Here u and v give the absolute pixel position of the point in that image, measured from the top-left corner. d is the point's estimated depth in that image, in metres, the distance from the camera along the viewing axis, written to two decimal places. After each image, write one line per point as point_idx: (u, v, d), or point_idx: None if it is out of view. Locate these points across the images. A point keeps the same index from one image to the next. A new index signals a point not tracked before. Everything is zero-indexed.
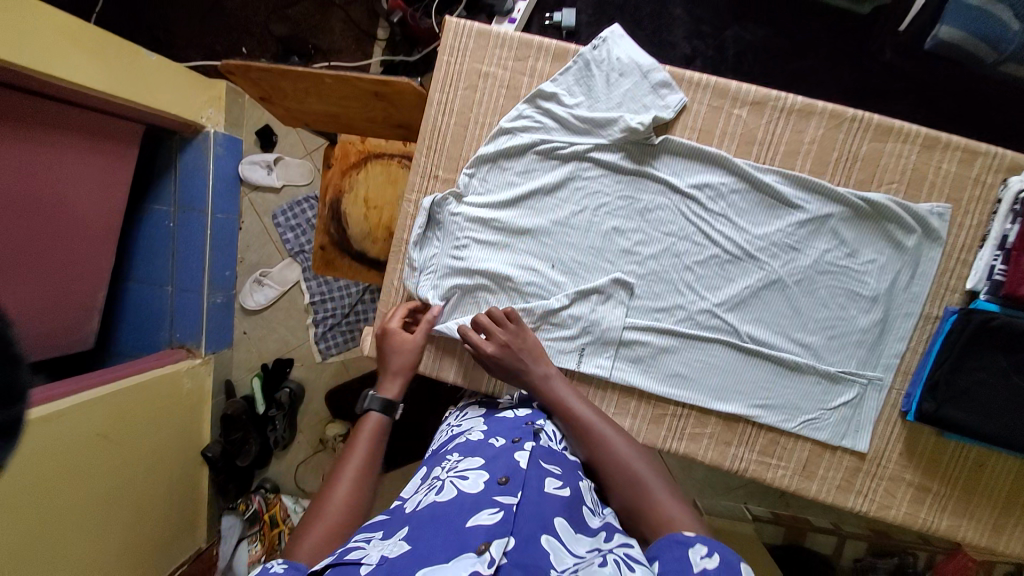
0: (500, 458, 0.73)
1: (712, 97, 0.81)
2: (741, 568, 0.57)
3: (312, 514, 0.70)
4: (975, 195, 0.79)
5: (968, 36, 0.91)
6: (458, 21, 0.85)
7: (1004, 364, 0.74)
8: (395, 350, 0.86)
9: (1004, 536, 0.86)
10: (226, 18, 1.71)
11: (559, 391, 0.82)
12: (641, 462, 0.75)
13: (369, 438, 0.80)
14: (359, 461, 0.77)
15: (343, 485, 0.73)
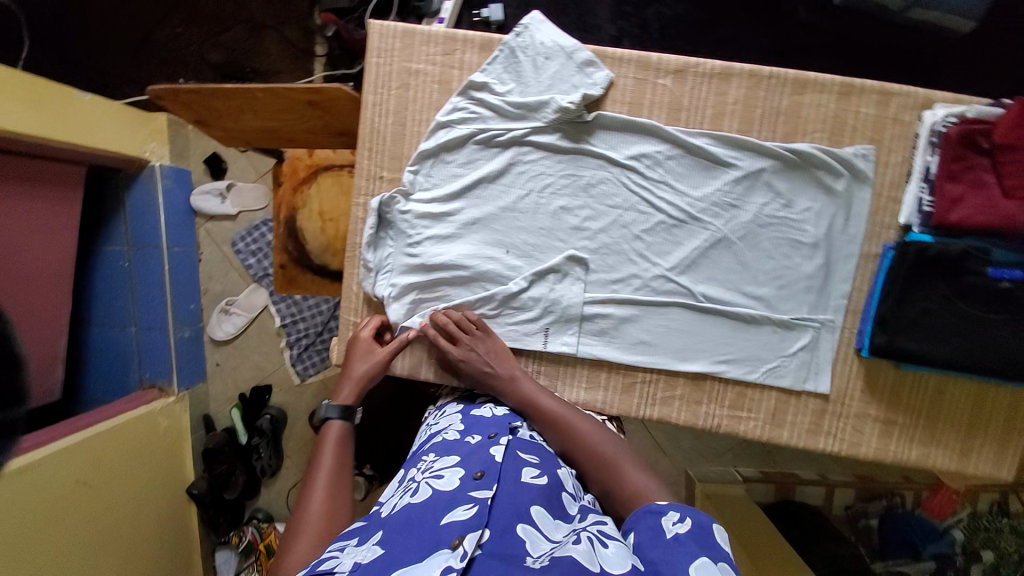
0: (476, 454, 0.74)
1: (637, 69, 0.83)
2: (712, 528, 0.62)
3: (292, 530, 0.68)
4: (895, 134, 0.83)
5: None
6: (383, 23, 0.86)
7: (947, 290, 0.78)
8: (359, 360, 0.86)
9: (971, 458, 0.90)
10: (158, 50, 1.68)
11: (526, 387, 0.84)
12: (612, 445, 0.78)
13: (335, 441, 0.80)
14: (330, 465, 0.76)
15: (318, 494, 0.72)
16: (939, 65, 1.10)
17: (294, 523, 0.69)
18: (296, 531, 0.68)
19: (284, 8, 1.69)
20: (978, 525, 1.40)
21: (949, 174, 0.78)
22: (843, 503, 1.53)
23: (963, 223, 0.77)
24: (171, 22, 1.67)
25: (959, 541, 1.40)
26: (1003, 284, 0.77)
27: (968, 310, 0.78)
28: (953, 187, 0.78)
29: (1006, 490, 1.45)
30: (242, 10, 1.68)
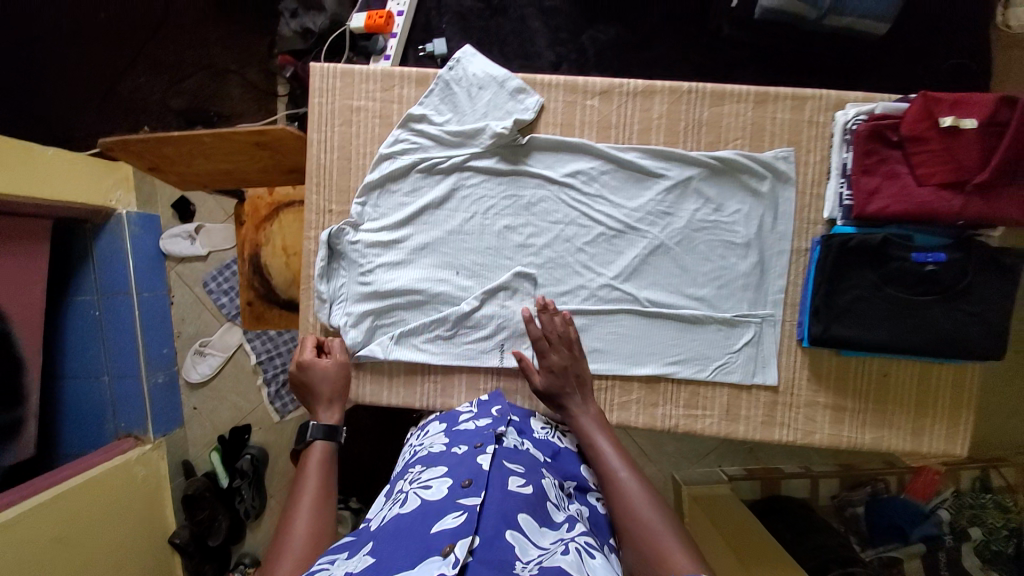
0: (463, 463, 0.72)
1: (565, 93, 0.88)
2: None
3: (274, 554, 0.66)
4: (813, 135, 0.87)
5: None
6: (323, 64, 0.90)
7: (873, 277, 0.81)
8: (316, 380, 0.87)
9: (924, 436, 0.91)
10: (120, 101, 1.72)
11: (588, 428, 0.80)
12: (657, 509, 0.69)
13: (319, 463, 0.79)
14: (315, 487, 0.75)
15: (303, 515, 0.70)
16: (860, 67, 1.17)
17: (277, 547, 0.66)
18: (281, 553, 0.65)
19: (244, 53, 1.74)
20: (962, 504, 1.37)
21: (863, 169, 0.81)
22: (829, 493, 1.54)
23: (882, 213, 0.80)
24: (134, 72, 1.71)
25: (945, 521, 1.35)
26: (928, 267, 0.80)
27: (897, 294, 0.81)
28: (868, 179, 0.81)
29: (987, 466, 1.45)
30: (202, 57, 1.73)
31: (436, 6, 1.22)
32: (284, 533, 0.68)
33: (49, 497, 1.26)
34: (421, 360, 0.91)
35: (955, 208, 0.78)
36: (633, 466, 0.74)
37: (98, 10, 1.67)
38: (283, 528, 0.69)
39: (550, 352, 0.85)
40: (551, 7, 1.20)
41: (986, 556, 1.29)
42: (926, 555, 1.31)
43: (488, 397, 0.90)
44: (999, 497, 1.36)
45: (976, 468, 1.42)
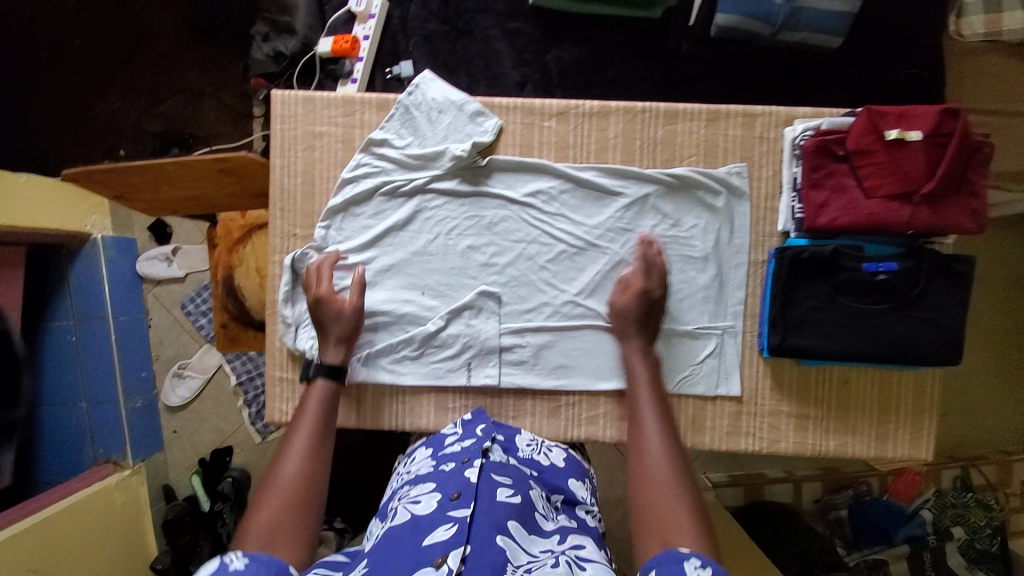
0: (452, 477, 0.75)
1: (522, 115, 0.91)
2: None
3: (262, 489, 0.72)
4: (765, 150, 0.90)
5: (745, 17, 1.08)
6: (284, 92, 0.91)
7: (827, 287, 0.83)
8: (329, 317, 0.85)
9: (889, 442, 0.92)
10: (96, 127, 1.72)
11: (637, 380, 0.84)
12: (675, 475, 0.72)
13: (318, 408, 0.81)
14: (310, 434, 0.78)
15: (293, 461, 0.75)
16: (819, 78, 1.21)
17: (265, 485, 0.72)
18: (265, 490, 0.71)
19: (219, 76, 1.75)
20: (945, 503, 1.48)
21: (812, 183, 0.83)
22: (813, 497, 1.56)
23: (832, 225, 0.82)
24: (108, 98, 1.73)
25: (928, 521, 1.43)
26: (880, 276, 0.81)
27: (851, 304, 0.83)
28: (817, 193, 0.83)
29: (967, 465, 1.55)
30: (177, 81, 1.74)
31: (402, 29, 1.25)
32: (273, 475, 0.73)
33: (26, 527, 1.25)
34: (389, 381, 0.91)
35: (904, 218, 0.80)
36: (667, 433, 0.77)
37: (70, 37, 1.68)
38: (273, 469, 0.74)
39: (648, 274, 0.86)
40: (515, 28, 1.23)
41: (970, 554, 1.41)
42: (912, 555, 1.37)
43: (471, 416, 0.90)
44: (979, 494, 1.50)
45: (956, 468, 1.54)
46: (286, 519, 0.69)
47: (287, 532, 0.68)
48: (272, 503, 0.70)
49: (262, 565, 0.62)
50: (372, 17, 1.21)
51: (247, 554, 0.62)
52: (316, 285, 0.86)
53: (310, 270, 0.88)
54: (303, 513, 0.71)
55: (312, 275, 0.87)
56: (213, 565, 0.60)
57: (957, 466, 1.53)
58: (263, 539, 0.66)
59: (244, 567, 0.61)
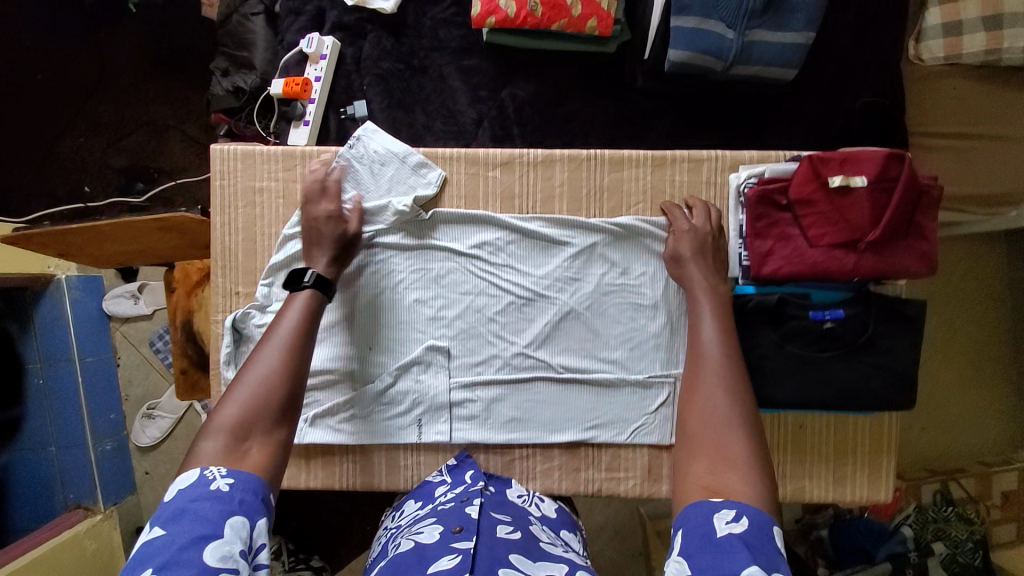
0: (453, 512, 0.75)
1: (465, 166, 0.90)
2: (773, 531, 0.57)
3: (232, 390, 0.68)
4: (711, 196, 0.89)
5: (694, 53, 1.05)
6: (223, 148, 0.91)
7: (775, 336, 0.82)
8: (326, 232, 0.83)
9: (847, 485, 0.90)
10: (60, 164, 1.67)
11: (695, 308, 0.80)
12: (733, 408, 0.69)
13: (298, 314, 0.76)
14: (286, 337, 0.73)
15: (267, 364, 0.70)
16: (779, 106, 1.20)
17: (235, 386, 0.69)
18: (235, 392, 0.68)
19: (182, 108, 1.70)
20: (926, 518, 1.39)
21: (756, 232, 0.82)
22: (794, 516, 1.53)
23: (776, 275, 0.81)
24: (73, 132, 1.67)
25: (909, 538, 1.35)
26: (826, 325, 0.81)
27: (800, 352, 0.82)
28: (760, 243, 0.82)
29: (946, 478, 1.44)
30: (140, 115, 1.68)
31: (356, 69, 1.22)
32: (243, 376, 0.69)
33: None
34: (337, 441, 0.89)
35: (848, 267, 0.79)
36: (731, 368, 0.73)
37: (33, 72, 1.65)
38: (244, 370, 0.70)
39: (692, 211, 0.86)
40: (470, 65, 1.21)
41: (952, 569, 1.34)
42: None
43: (458, 460, 0.89)
44: (959, 509, 1.40)
45: (936, 481, 1.43)
46: (260, 425, 0.66)
47: (261, 438, 0.66)
48: (243, 406, 0.67)
49: (246, 481, 0.61)
50: (323, 58, 1.19)
51: (229, 472, 0.60)
52: (316, 201, 0.84)
53: (307, 186, 0.86)
54: (278, 420, 0.68)
55: (309, 191, 0.85)
56: (188, 478, 0.59)
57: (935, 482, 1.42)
58: (234, 440, 0.64)
59: (228, 489, 0.59)
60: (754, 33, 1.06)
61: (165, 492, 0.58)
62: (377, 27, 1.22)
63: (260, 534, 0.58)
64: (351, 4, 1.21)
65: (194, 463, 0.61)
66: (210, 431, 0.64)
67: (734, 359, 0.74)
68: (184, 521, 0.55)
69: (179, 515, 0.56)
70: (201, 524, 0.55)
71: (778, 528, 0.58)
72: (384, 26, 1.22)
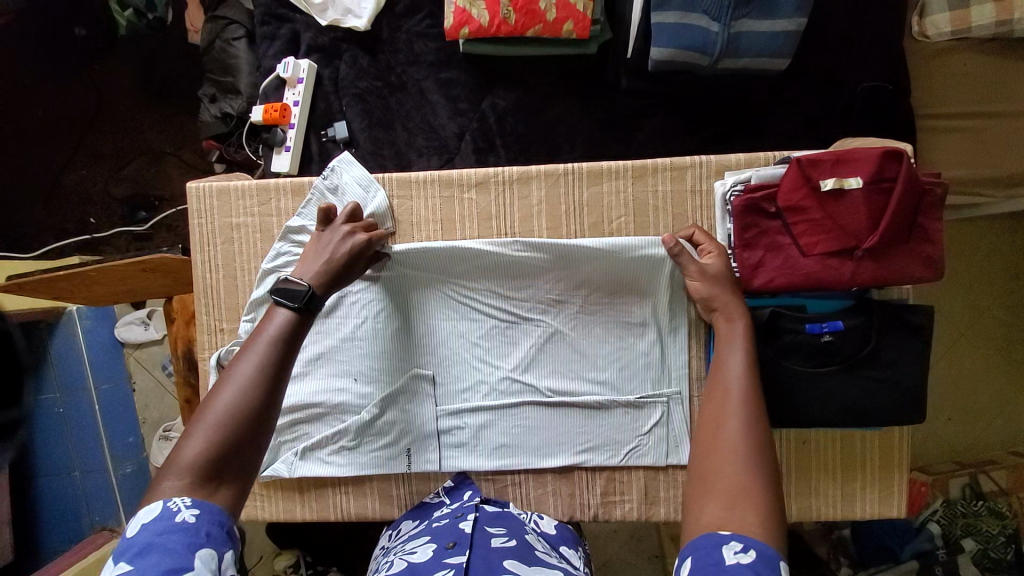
0: (446, 527, 0.75)
1: (440, 189, 0.88)
2: (778, 565, 0.51)
3: (197, 418, 0.58)
4: (697, 204, 0.85)
5: (677, 50, 1.00)
6: (199, 185, 0.91)
7: (768, 352, 0.79)
8: (342, 256, 0.75)
9: (856, 500, 0.87)
10: (65, 196, 1.60)
11: (728, 334, 0.73)
12: (747, 438, 0.61)
13: (280, 328, 0.65)
14: (263, 356, 0.63)
15: (238, 388, 0.60)
16: (777, 96, 1.14)
17: (200, 415, 0.58)
18: (199, 421, 0.57)
19: (177, 132, 1.61)
20: (955, 513, 1.27)
21: (744, 243, 0.79)
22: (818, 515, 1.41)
23: (767, 287, 0.78)
24: (75, 165, 1.60)
25: (937, 534, 1.25)
26: (824, 338, 0.79)
27: (795, 368, 0.79)
28: (750, 254, 0.79)
29: (976, 471, 1.33)
30: (137, 141, 1.61)
31: (335, 90, 1.20)
32: (210, 403, 0.58)
33: None
34: (328, 474, 0.89)
35: (845, 276, 0.75)
36: (752, 400, 0.65)
37: (32, 109, 1.58)
38: (211, 396, 0.59)
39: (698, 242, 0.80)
40: (448, 78, 1.19)
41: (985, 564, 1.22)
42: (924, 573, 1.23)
43: (455, 481, 0.89)
44: (991, 502, 1.28)
45: (964, 474, 1.31)
46: (231, 457, 0.57)
47: (232, 473, 0.56)
48: (211, 442, 0.56)
49: (213, 512, 0.54)
50: (300, 81, 1.17)
51: (194, 502, 0.53)
52: (352, 224, 0.79)
53: (348, 207, 0.81)
54: (253, 450, 0.58)
55: (350, 212, 0.80)
56: (152, 511, 0.52)
57: (965, 474, 1.30)
58: (199, 480, 0.54)
59: (194, 521, 0.52)
60: (741, 24, 1.00)
61: (127, 527, 0.52)
62: (353, 46, 1.20)
63: (231, 566, 0.53)
64: (325, 24, 1.19)
65: (156, 496, 0.53)
66: (169, 469, 0.54)
67: (758, 392, 0.67)
68: (151, 556, 0.49)
69: (146, 550, 0.50)
70: (166, 558, 0.49)
71: (783, 562, 0.52)
72: (359, 44, 1.20)
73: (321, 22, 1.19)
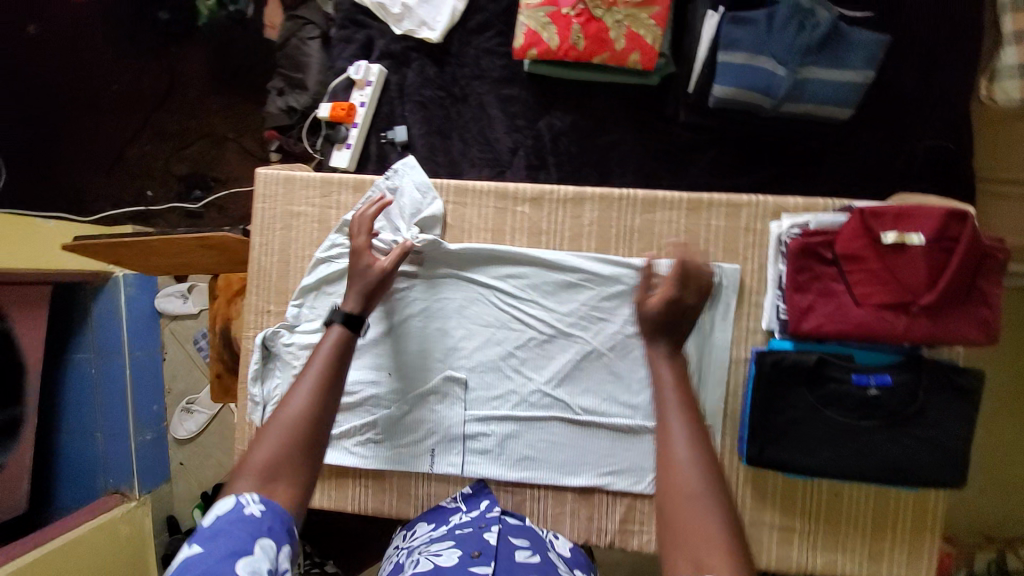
0: (471, 535, 0.74)
1: (495, 200, 0.90)
2: None
3: (267, 424, 0.62)
4: (750, 243, 0.85)
5: (741, 90, 1.02)
6: (267, 171, 0.95)
7: (810, 398, 0.78)
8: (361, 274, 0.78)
9: (884, 561, 0.84)
10: (128, 168, 1.69)
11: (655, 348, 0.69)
12: (705, 483, 0.58)
13: (340, 336, 0.69)
14: (324, 365, 0.67)
15: (304, 394, 0.64)
16: (834, 145, 1.14)
17: (270, 420, 0.62)
18: (271, 423, 0.61)
19: (241, 120, 1.68)
20: None
21: (797, 285, 0.78)
22: None
23: (815, 332, 0.77)
24: (141, 141, 1.69)
25: None
26: (871, 390, 0.77)
27: (837, 418, 0.78)
28: (801, 297, 0.78)
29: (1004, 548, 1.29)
30: (202, 125, 1.68)
31: (399, 96, 1.25)
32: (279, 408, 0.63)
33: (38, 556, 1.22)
34: (351, 464, 0.90)
35: (897, 330, 0.74)
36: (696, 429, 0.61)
37: (108, 84, 1.67)
38: (280, 401, 0.64)
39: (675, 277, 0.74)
40: (510, 95, 1.22)
41: None
42: None
43: (474, 488, 0.89)
44: None
45: (993, 550, 1.28)
46: (295, 460, 0.60)
47: (295, 474, 0.60)
48: (278, 444, 0.60)
49: (274, 510, 0.56)
50: (369, 84, 1.23)
51: (261, 498, 0.56)
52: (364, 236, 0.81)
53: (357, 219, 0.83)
54: (314, 454, 0.62)
55: (359, 223, 0.82)
56: (225, 504, 0.55)
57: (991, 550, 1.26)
58: (266, 482, 0.58)
59: (261, 515, 0.55)
60: (807, 71, 1.02)
61: (203, 513, 0.55)
62: (422, 56, 1.25)
63: (287, 561, 0.55)
64: (400, 33, 1.24)
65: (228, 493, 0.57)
66: (243, 471, 0.58)
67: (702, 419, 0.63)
68: (220, 539, 0.53)
69: (215, 534, 0.53)
70: (234, 549, 0.52)
71: None
72: (429, 55, 1.25)
73: (395, 30, 1.24)
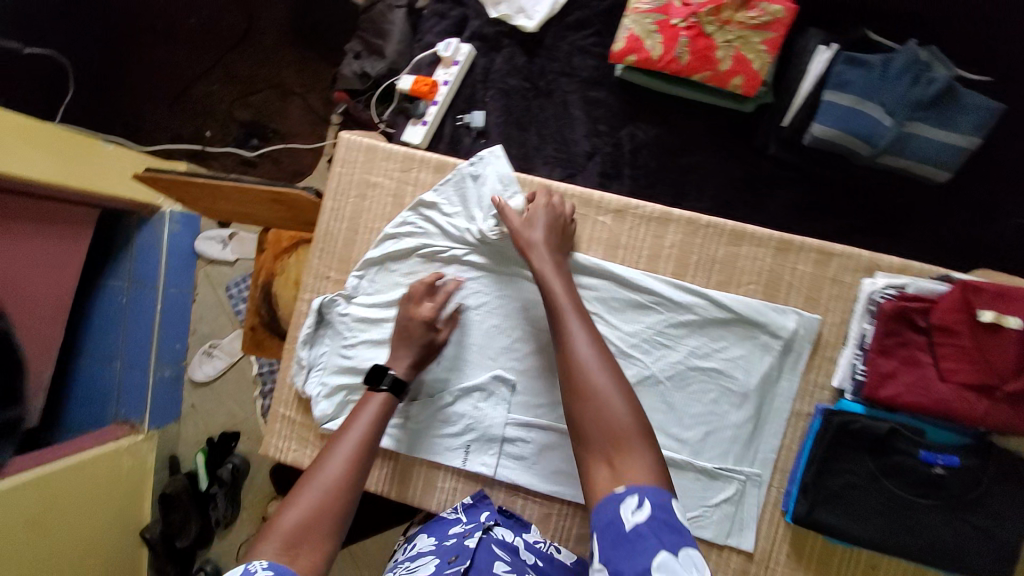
0: (451, 545, 0.74)
1: (576, 205, 0.88)
2: (671, 506, 0.55)
3: (299, 488, 0.66)
4: (834, 295, 0.82)
5: (841, 133, 0.99)
6: (351, 137, 0.93)
7: (872, 466, 0.76)
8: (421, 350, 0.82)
9: None
10: (193, 104, 1.68)
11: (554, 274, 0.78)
12: (613, 381, 0.65)
13: (375, 412, 0.75)
14: (361, 436, 0.72)
15: (339, 463, 0.69)
16: (925, 206, 1.09)
17: (301, 485, 0.66)
18: (303, 488, 0.66)
19: (311, 76, 1.66)
20: None
21: (882, 348, 0.76)
22: None
23: (892, 400, 0.75)
24: (209, 80, 1.68)
25: None
26: (937, 471, 0.74)
27: (897, 492, 0.75)
28: (884, 361, 0.76)
29: None
30: (272, 74, 1.66)
31: (483, 80, 1.23)
32: (314, 474, 0.67)
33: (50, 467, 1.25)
34: (383, 446, 0.88)
35: (978, 414, 0.71)
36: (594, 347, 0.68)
37: (187, 18, 1.67)
38: (315, 467, 0.68)
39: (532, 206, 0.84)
40: (595, 98, 1.19)
41: None
42: None
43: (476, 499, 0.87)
44: None
45: None
46: (320, 527, 0.63)
47: (316, 540, 0.62)
48: (309, 512, 0.63)
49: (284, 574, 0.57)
50: (456, 64, 1.20)
51: (270, 564, 0.57)
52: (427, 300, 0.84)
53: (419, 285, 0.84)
54: (337, 522, 0.65)
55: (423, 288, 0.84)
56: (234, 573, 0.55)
57: None
58: (289, 547, 0.60)
59: None
60: (913, 125, 0.97)
61: None
62: (513, 44, 1.22)
63: None
64: (495, 17, 1.21)
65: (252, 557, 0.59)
66: (269, 536, 0.61)
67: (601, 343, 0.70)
68: None
69: None
70: None
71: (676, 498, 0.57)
72: (520, 44, 1.22)
73: (491, 13, 1.21)
